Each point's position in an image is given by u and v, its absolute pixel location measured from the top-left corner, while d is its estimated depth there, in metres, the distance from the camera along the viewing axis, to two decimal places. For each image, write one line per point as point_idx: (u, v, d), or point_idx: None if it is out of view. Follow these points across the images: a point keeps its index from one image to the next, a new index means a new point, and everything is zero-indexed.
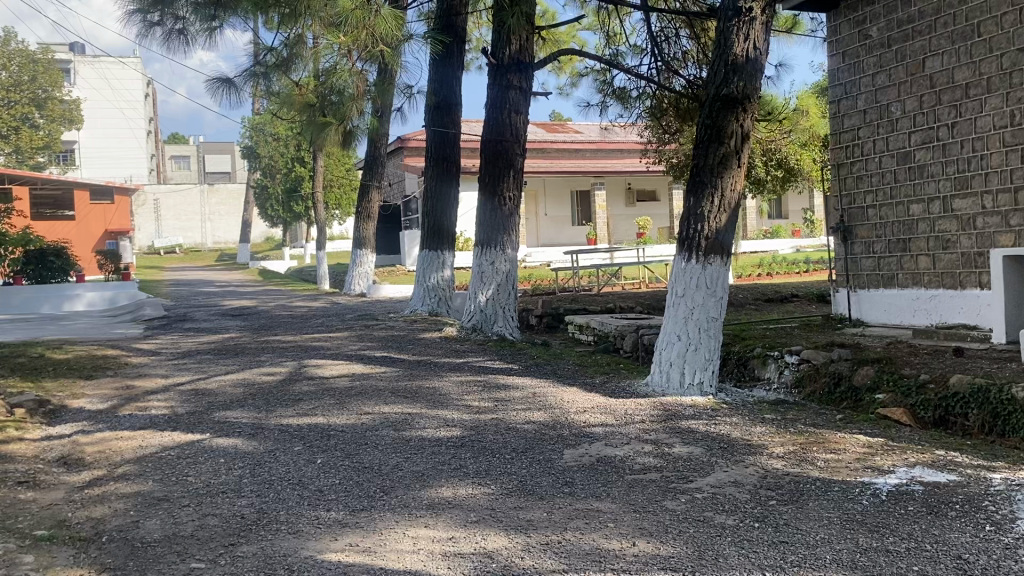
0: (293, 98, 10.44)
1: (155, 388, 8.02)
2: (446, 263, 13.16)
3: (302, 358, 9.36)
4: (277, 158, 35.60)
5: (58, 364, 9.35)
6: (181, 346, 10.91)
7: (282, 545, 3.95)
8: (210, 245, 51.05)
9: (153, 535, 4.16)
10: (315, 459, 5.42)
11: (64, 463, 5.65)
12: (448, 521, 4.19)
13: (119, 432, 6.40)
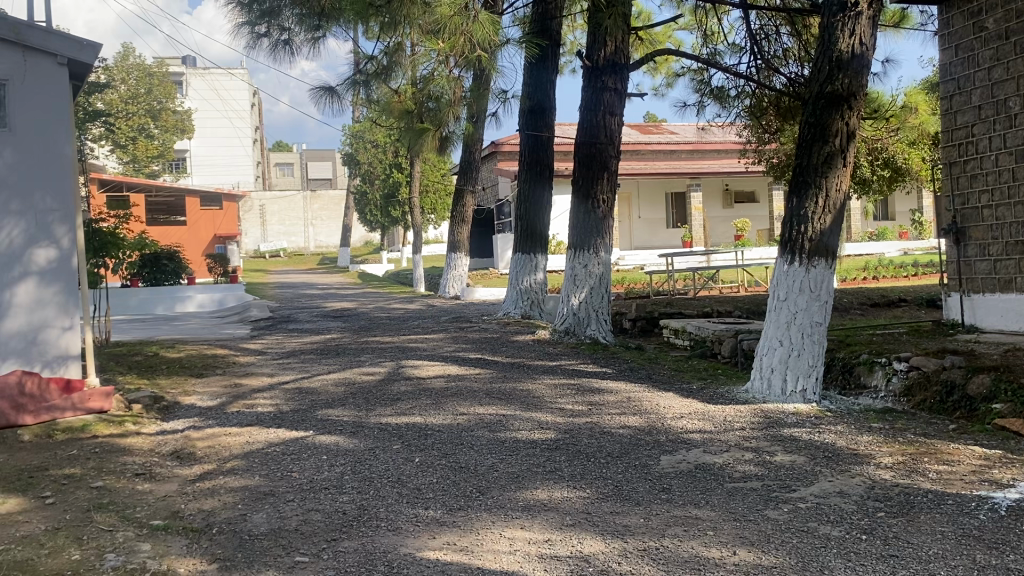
0: (392, 105, 10.62)
1: (262, 387, 8.32)
2: (539, 266, 13.17)
3: (399, 359, 9.54)
4: (376, 164, 36.40)
5: (171, 362, 9.80)
6: (286, 346, 11.30)
7: (382, 541, 4.03)
8: (312, 249, 52.63)
9: (260, 528, 4.32)
10: (414, 458, 5.51)
11: (177, 456, 5.93)
12: (544, 523, 4.19)
13: (228, 428, 6.66)
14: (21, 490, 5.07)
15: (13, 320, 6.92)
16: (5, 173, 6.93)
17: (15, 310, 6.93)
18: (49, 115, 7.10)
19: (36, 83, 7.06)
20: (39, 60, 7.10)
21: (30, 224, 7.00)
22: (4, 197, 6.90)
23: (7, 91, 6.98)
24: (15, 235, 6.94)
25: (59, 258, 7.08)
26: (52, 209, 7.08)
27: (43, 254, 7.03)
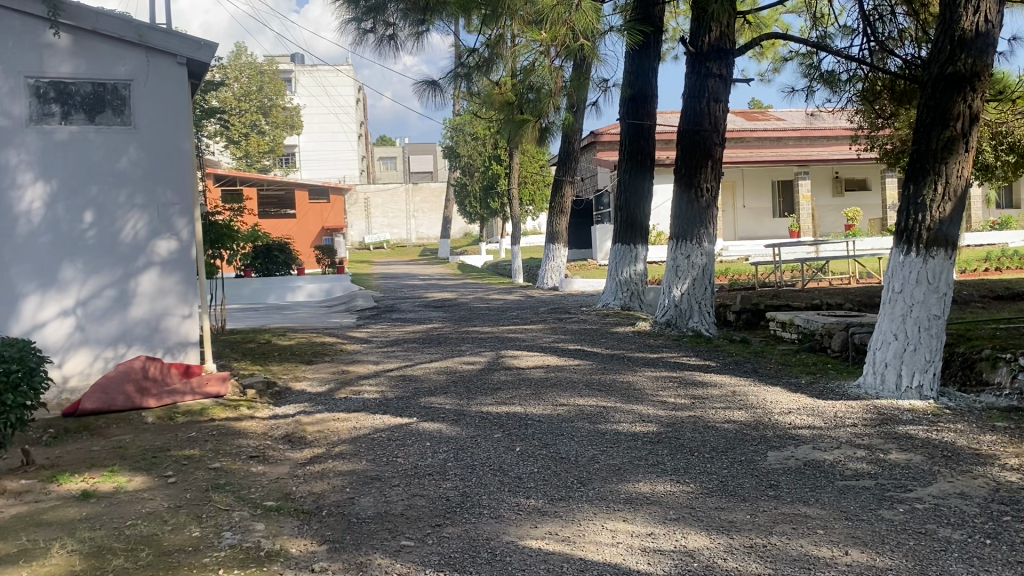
0: (493, 97, 10.64)
1: (367, 374, 8.54)
2: (639, 257, 13.00)
3: (499, 349, 9.62)
4: (475, 156, 36.75)
5: (283, 350, 10.17)
6: (390, 335, 11.56)
7: (485, 528, 4.08)
8: (414, 241, 53.62)
9: (367, 512, 4.43)
10: (515, 447, 5.55)
11: (289, 440, 6.15)
12: (646, 517, 4.15)
13: (336, 414, 6.87)
14: (146, 469, 5.37)
15: (137, 307, 7.33)
16: (130, 169, 7.31)
17: (140, 298, 7.34)
18: (170, 112, 7.45)
19: (158, 82, 7.41)
20: (160, 59, 7.43)
21: (153, 216, 7.38)
22: (130, 191, 7.31)
23: (132, 91, 7.35)
24: (140, 228, 7.34)
25: (179, 249, 7.45)
26: (173, 202, 7.44)
27: (164, 245, 7.40)
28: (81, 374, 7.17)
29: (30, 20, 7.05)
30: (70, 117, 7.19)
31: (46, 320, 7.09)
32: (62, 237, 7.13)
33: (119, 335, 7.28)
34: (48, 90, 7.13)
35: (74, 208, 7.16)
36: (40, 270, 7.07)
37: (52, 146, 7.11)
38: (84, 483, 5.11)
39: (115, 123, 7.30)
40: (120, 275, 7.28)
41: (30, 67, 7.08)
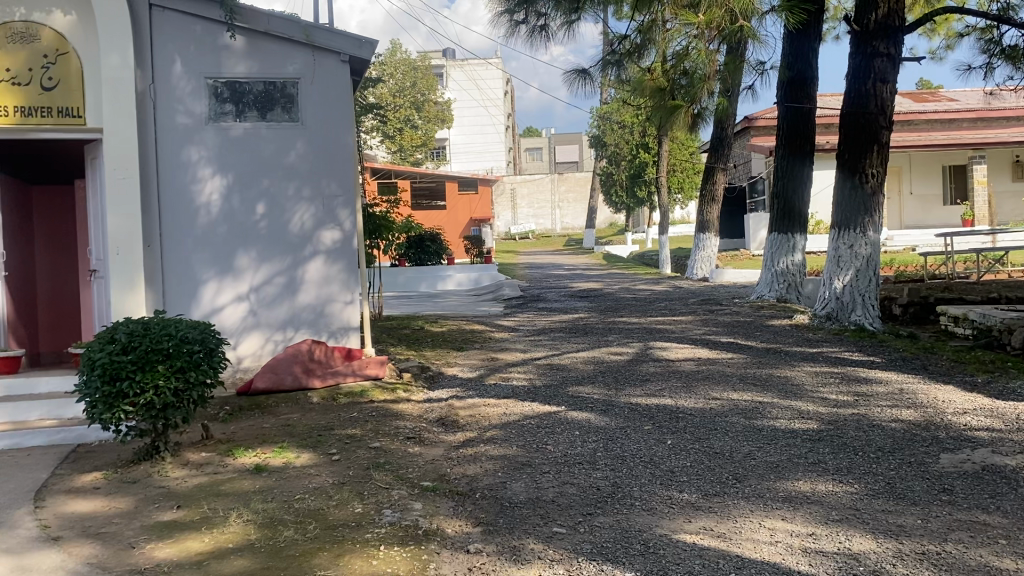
0: (643, 84, 10.03)
1: (516, 362, 8.65)
2: (797, 246, 12.50)
3: (648, 340, 9.50)
4: (622, 145, 36.41)
5: (435, 336, 10.47)
6: (538, 324, 11.65)
7: (637, 520, 4.04)
8: (559, 230, 53.82)
9: (520, 497, 4.49)
10: (666, 440, 5.47)
11: (443, 424, 6.32)
12: (807, 516, 3.99)
13: (487, 399, 7.00)
14: (312, 446, 5.68)
15: (304, 294, 7.75)
16: (298, 163, 7.74)
17: (307, 285, 7.77)
18: (334, 109, 7.80)
19: (323, 80, 7.78)
20: (325, 57, 7.80)
21: (319, 208, 7.78)
22: (297, 184, 7.73)
23: (299, 89, 7.74)
24: (306, 219, 7.76)
25: (342, 238, 7.83)
26: (336, 194, 7.81)
27: (329, 235, 7.79)
28: (254, 356, 7.66)
29: (209, 24, 7.53)
30: (244, 115, 7.66)
31: (223, 305, 7.60)
32: (237, 228, 7.63)
33: (288, 320, 7.73)
34: (225, 89, 7.61)
35: (247, 200, 7.65)
36: (218, 258, 7.59)
37: (228, 143, 7.60)
38: (257, 457, 5.46)
39: (284, 119, 7.73)
40: (289, 264, 7.72)
41: (209, 69, 7.56)
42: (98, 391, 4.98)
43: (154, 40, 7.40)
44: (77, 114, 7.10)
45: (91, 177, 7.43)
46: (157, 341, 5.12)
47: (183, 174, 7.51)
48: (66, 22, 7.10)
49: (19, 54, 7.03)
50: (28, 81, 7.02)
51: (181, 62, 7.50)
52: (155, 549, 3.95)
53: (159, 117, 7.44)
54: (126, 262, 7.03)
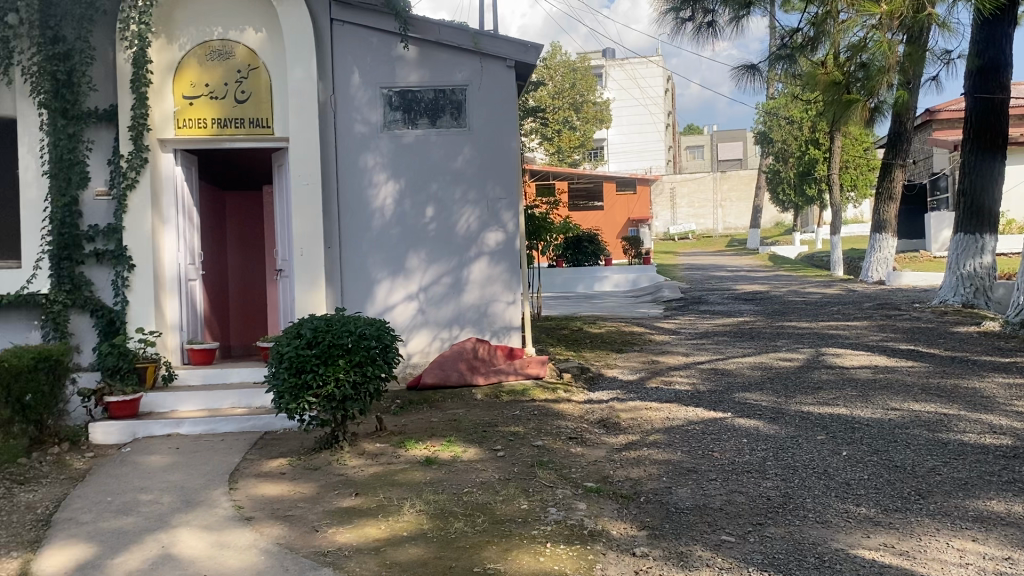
0: (816, 77, 9.48)
1: (679, 365, 8.53)
2: (986, 248, 11.66)
3: (819, 346, 9.10)
4: (790, 142, 34.96)
5: (595, 337, 10.49)
6: (700, 327, 11.41)
7: (811, 533, 3.90)
8: (721, 230, 52.36)
9: (686, 503, 4.43)
10: (840, 451, 5.23)
11: (604, 425, 6.33)
12: (1002, 539, 3.72)
13: (649, 403, 6.95)
14: (477, 442, 5.84)
15: (470, 294, 7.98)
16: (465, 167, 7.97)
17: (472, 285, 7.99)
18: (500, 114, 7.99)
19: (490, 86, 7.98)
20: (492, 64, 7.99)
21: (484, 210, 7.99)
22: (464, 187, 7.97)
23: (467, 95, 7.97)
24: (472, 221, 7.98)
25: (505, 240, 8.00)
26: (501, 197, 7.99)
27: (493, 237, 7.98)
28: (422, 352, 7.96)
29: (384, 36, 7.89)
30: (416, 122, 7.98)
31: (395, 303, 7.95)
32: (409, 230, 7.96)
33: (454, 318, 7.98)
34: (398, 98, 7.95)
35: (418, 203, 7.95)
36: (390, 259, 7.94)
37: (401, 149, 7.94)
38: (427, 450, 5.68)
39: (453, 125, 7.99)
40: (456, 264, 7.98)
41: (384, 79, 7.93)
42: (285, 382, 5.34)
43: (335, 53, 7.84)
44: (266, 124, 7.68)
45: (278, 184, 7.97)
46: (338, 336, 5.43)
47: (359, 179, 7.91)
48: (257, 39, 7.68)
49: (216, 70, 7.65)
50: (223, 95, 7.64)
51: (358, 73, 7.90)
52: (336, 534, 4.19)
53: (338, 126, 7.87)
54: (308, 262, 7.50)
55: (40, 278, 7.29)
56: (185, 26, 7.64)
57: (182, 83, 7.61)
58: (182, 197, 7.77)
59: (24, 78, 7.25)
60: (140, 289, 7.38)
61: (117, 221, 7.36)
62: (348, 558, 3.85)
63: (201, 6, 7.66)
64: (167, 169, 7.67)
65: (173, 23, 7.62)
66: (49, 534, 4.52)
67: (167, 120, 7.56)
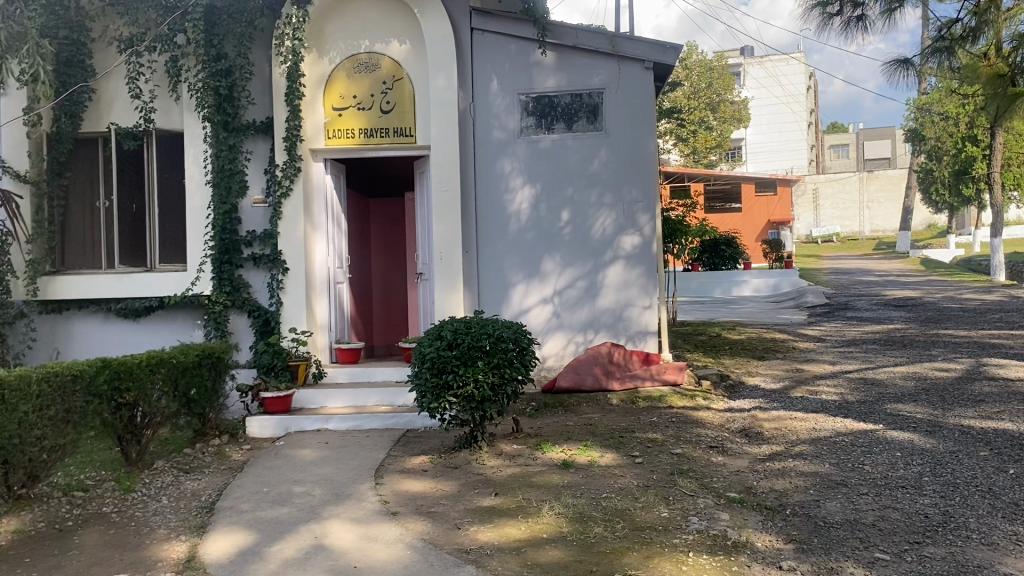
0: (977, 71, 8.50)
1: (824, 374, 8.21)
2: None
3: (980, 356, 8.53)
4: (944, 139, 32.90)
5: (734, 344, 10.23)
6: (847, 334, 10.92)
7: (975, 555, 3.67)
8: (868, 233, 49.88)
9: (835, 517, 4.26)
10: (1007, 468, 4.88)
11: (746, 434, 6.17)
12: None
13: (793, 413, 6.72)
14: (615, 447, 5.82)
15: (605, 297, 7.96)
16: (602, 170, 7.96)
17: (607, 289, 7.97)
18: (637, 116, 7.93)
19: (628, 89, 7.93)
20: (630, 66, 7.94)
21: (621, 213, 7.95)
22: (600, 191, 7.96)
23: (605, 98, 7.96)
24: (608, 224, 7.96)
25: (642, 243, 7.93)
26: (638, 199, 7.92)
27: (629, 240, 7.93)
28: (557, 356, 8.00)
29: (523, 43, 7.98)
30: (553, 126, 8.03)
31: (530, 306, 8.03)
32: (544, 233, 8.02)
33: (589, 322, 7.98)
34: (535, 103, 8.03)
35: (554, 207, 8.00)
36: (526, 262, 8.03)
37: (538, 153, 8.01)
38: (564, 454, 5.70)
39: (589, 129, 8.00)
40: (591, 268, 7.97)
41: (521, 85, 8.02)
42: (427, 382, 5.49)
43: (475, 61, 8.01)
44: (409, 133, 7.94)
45: (419, 190, 8.22)
46: (478, 338, 5.54)
47: (497, 184, 8.04)
48: (402, 51, 7.96)
49: (363, 82, 7.96)
50: (369, 106, 7.94)
51: (497, 80, 8.03)
52: (478, 532, 4.28)
53: (477, 132, 8.03)
54: (447, 265, 7.70)
55: (203, 280, 7.77)
56: (334, 41, 7.99)
57: (332, 95, 7.97)
58: (331, 204, 8.14)
59: (190, 93, 7.78)
60: (293, 291, 7.77)
61: (273, 226, 7.78)
62: (490, 557, 3.92)
63: (349, 20, 8.00)
64: (318, 178, 8.05)
65: (324, 38, 7.98)
66: (213, 520, 4.83)
67: (318, 131, 7.94)
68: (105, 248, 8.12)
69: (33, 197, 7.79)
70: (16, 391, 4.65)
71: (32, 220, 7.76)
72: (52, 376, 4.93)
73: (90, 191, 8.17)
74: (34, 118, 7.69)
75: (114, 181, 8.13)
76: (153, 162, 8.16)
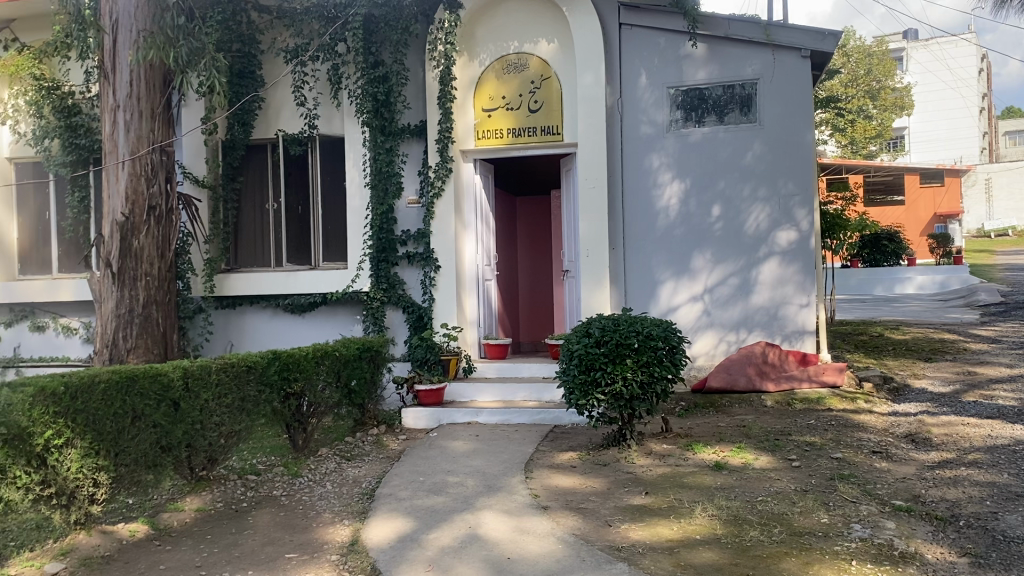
0: None
1: (1000, 377, 7.64)
2: None
3: None
4: None
5: (898, 344, 9.71)
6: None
7: None
8: None
9: (1016, 531, 3.97)
10: None
11: (912, 440, 5.84)
12: None
13: (965, 418, 6.30)
14: (770, 450, 5.65)
15: (759, 295, 7.74)
16: (755, 164, 7.73)
17: (761, 286, 7.74)
18: (793, 105, 7.64)
19: (784, 78, 7.65)
20: (786, 55, 7.66)
21: (776, 207, 7.70)
22: (754, 185, 7.73)
23: (758, 89, 7.72)
24: (762, 219, 7.72)
25: (798, 239, 7.64)
26: (794, 193, 7.65)
27: (785, 235, 7.67)
28: (707, 355, 7.85)
29: (672, 36, 7.87)
30: (704, 120, 7.86)
31: (679, 304, 7.91)
32: (695, 230, 7.87)
33: (741, 320, 7.78)
34: (685, 96, 7.89)
35: (704, 202, 7.84)
36: (675, 259, 7.91)
37: (688, 148, 7.87)
38: (716, 455, 5.60)
39: (742, 121, 7.78)
40: (744, 265, 7.77)
41: (671, 78, 7.90)
42: (575, 379, 5.54)
43: (623, 57, 7.97)
44: (557, 131, 7.99)
45: (567, 188, 8.27)
46: (626, 336, 5.51)
47: (646, 180, 7.96)
48: (550, 49, 8.01)
49: (512, 82, 8.09)
50: (518, 106, 8.06)
51: (646, 75, 7.95)
52: (630, 530, 4.27)
53: (625, 128, 7.99)
54: (595, 262, 7.73)
55: (361, 278, 8.13)
56: (484, 43, 8.17)
57: (482, 96, 8.15)
58: (480, 203, 8.33)
59: (350, 100, 8.17)
60: (445, 288, 8.00)
61: (426, 226, 8.04)
62: (642, 555, 3.90)
63: (499, 23, 8.15)
64: (468, 178, 8.26)
65: (475, 41, 8.18)
66: (374, 507, 5.06)
67: (469, 132, 8.15)
68: (274, 247, 8.65)
69: (210, 200, 8.42)
70: (198, 380, 5.05)
71: (209, 222, 8.41)
72: (228, 366, 5.31)
73: (259, 194, 8.71)
74: (211, 126, 8.29)
75: (281, 185, 8.63)
76: (316, 166, 8.62)
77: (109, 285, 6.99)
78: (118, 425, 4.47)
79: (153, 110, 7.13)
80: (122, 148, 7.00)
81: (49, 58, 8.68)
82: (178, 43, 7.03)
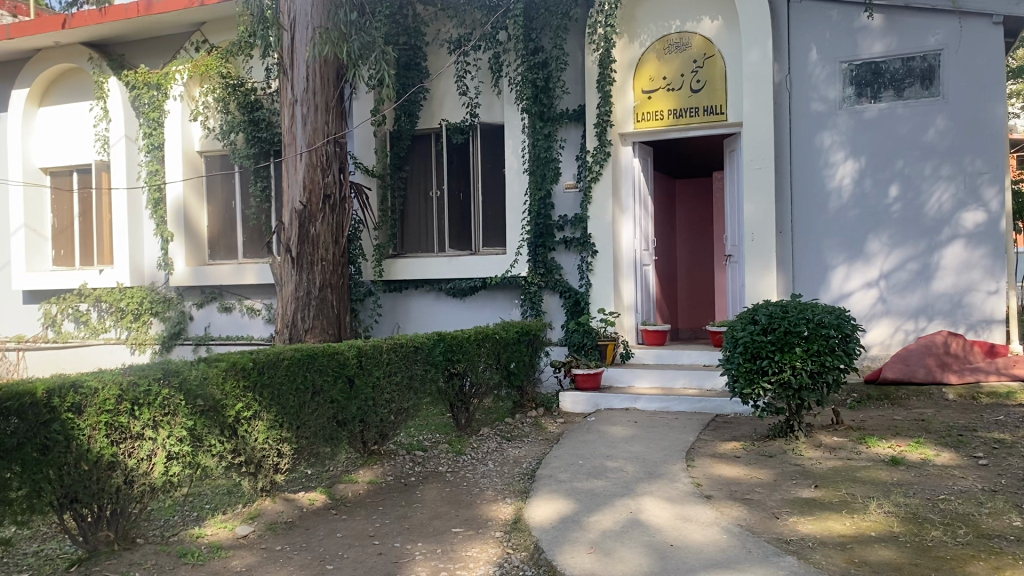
0: None
1: None
2: None
3: None
4: None
5: None
6: None
7: None
8: None
9: None
10: None
11: None
12: None
13: None
14: (952, 446, 5.29)
15: (942, 281, 7.24)
16: (938, 140, 7.21)
17: (944, 272, 7.24)
18: (982, 76, 7.05)
19: (970, 48, 7.07)
20: (974, 22, 7.07)
21: (961, 186, 7.16)
22: (936, 163, 7.22)
23: (941, 60, 7.17)
24: (945, 200, 7.21)
25: (987, 221, 7.08)
26: (982, 171, 7.08)
27: (972, 217, 7.13)
28: (883, 344, 7.45)
29: (846, 8, 7.48)
30: (880, 95, 7.41)
31: (852, 290, 7.53)
32: (870, 212, 7.46)
33: (921, 308, 7.32)
34: (859, 71, 7.47)
35: (881, 182, 7.41)
36: (848, 243, 7.54)
37: (863, 125, 7.46)
38: (892, 449, 5.31)
39: (923, 95, 7.26)
40: (925, 249, 7.29)
41: (844, 53, 7.50)
42: (740, 367, 5.41)
43: (792, 32, 7.67)
44: (720, 111, 7.77)
45: (731, 170, 8.06)
46: (795, 323, 5.31)
47: (816, 160, 7.62)
48: (714, 27, 7.79)
49: (674, 62, 7.94)
50: (680, 86, 7.91)
51: (817, 49, 7.60)
52: (799, 523, 4.13)
53: (794, 107, 7.68)
54: (760, 246, 7.51)
55: (520, 263, 8.24)
56: (645, 24, 8.07)
57: (642, 78, 8.06)
58: (639, 186, 8.27)
59: (511, 87, 8.31)
60: (602, 273, 7.99)
61: (584, 211, 8.05)
62: (813, 549, 3.77)
63: (660, 3, 8.03)
64: (626, 162, 8.21)
65: (635, 22, 8.11)
66: (535, 487, 5.14)
67: (628, 115, 8.10)
68: (438, 233, 8.94)
69: (379, 189, 8.86)
70: (371, 358, 5.31)
71: (379, 209, 8.87)
72: (398, 346, 5.56)
73: (424, 182, 9.00)
74: (380, 118, 8.68)
75: (445, 172, 8.87)
76: (478, 152, 8.81)
77: (289, 270, 7.48)
78: (300, 400, 4.78)
79: (327, 102, 7.51)
80: (300, 140, 7.44)
81: (234, 57, 9.28)
82: (350, 39, 7.38)
